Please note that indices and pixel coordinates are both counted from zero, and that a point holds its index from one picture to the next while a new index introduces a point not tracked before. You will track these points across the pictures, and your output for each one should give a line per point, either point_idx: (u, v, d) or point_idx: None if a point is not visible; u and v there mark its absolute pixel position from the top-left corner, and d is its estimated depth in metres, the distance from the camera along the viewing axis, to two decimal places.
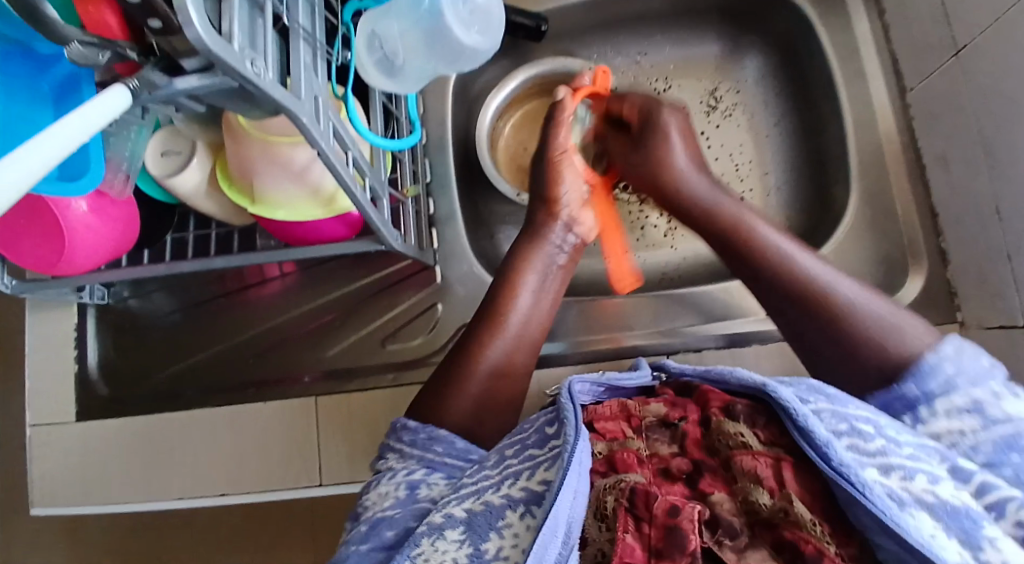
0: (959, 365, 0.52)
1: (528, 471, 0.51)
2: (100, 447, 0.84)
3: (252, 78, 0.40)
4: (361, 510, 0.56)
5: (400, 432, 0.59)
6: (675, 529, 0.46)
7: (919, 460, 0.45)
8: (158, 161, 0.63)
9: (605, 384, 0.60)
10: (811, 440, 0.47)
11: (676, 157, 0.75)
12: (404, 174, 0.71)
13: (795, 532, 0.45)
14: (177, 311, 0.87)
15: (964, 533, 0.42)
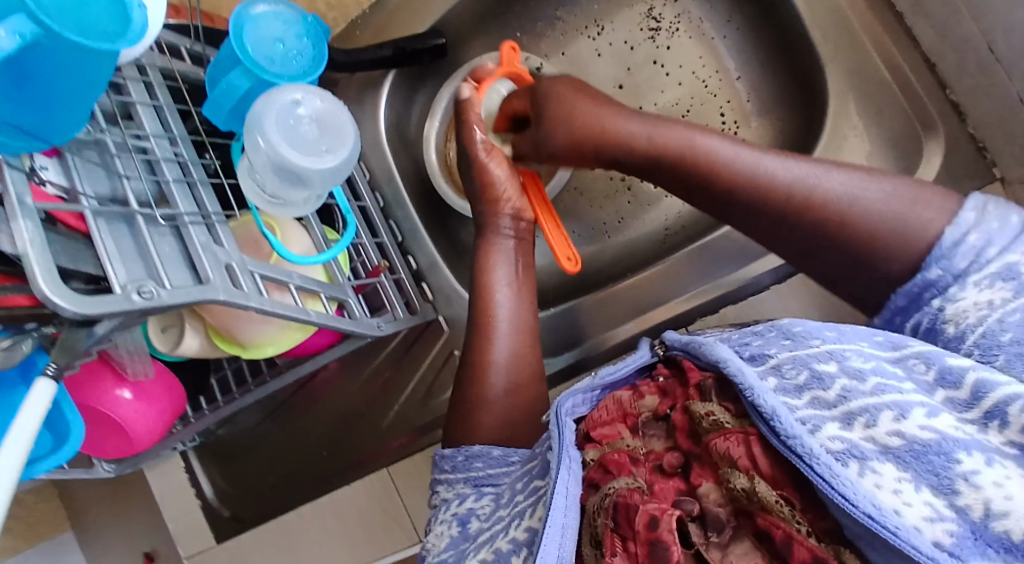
0: (983, 233, 0.49)
1: (531, 508, 0.44)
2: (246, 559, 0.95)
3: (149, 303, 0.44)
4: (423, 554, 0.52)
5: (441, 464, 0.58)
6: (657, 545, 0.36)
7: (886, 393, 0.37)
8: (163, 338, 0.71)
9: (601, 386, 0.51)
10: (759, 410, 0.38)
11: (586, 108, 0.68)
12: (370, 255, 0.74)
13: (765, 518, 0.36)
14: (258, 424, 0.96)
15: (935, 478, 0.33)
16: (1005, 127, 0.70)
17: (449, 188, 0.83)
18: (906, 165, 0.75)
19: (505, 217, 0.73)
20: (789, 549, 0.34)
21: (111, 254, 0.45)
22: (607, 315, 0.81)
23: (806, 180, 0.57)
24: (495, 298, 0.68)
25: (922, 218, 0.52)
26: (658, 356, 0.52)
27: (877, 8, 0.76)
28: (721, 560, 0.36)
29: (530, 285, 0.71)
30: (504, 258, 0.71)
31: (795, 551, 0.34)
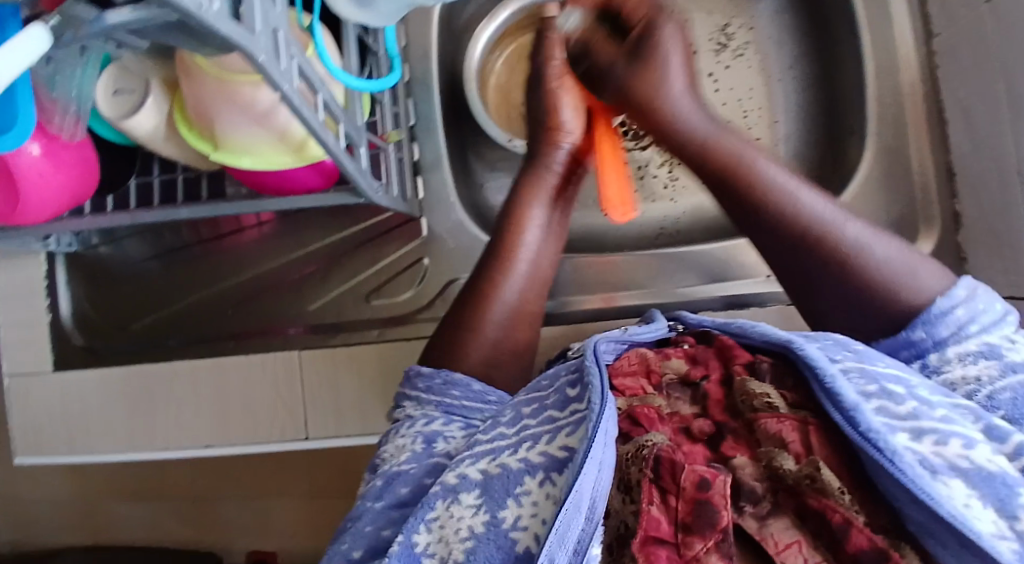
0: (970, 310, 0.50)
1: (548, 435, 0.44)
2: (77, 397, 0.80)
3: (197, 9, 0.34)
4: (379, 462, 0.52)
5: (413, 380, 0.56)
6: (703, 504, 0.38)
7: (953, 423, 0.41)
8: (111, 101, 0.58)
9: (628, 341, 0.53)
10: (836, 403, 0.41)
11: (676, 77, 0.63)
12: (384, 118, 0.68)
13: (819, 500, 0.39)
14: (155, 258, 0.84)
15: (1000, 502, 0.37)
16: (998, 253, 0.69)
17: (477, 97, 0.77)
18: None
19: (560, 151, 0.70)
20: (846, 532, 0.37)
21: None
22: (585, 281, 0.80)
23: (826, 217, 0.55)
24: (528, 226, 0.66)
25: (915, 280, 0.53)
26: (676, 332, 0.56)
27: (927, 102, 0.76)
28: (757, 529, 0.39)
29: (562, 221, 0.69)
30: (542, 189, 0.68)
31: (854, 536, 0.37)
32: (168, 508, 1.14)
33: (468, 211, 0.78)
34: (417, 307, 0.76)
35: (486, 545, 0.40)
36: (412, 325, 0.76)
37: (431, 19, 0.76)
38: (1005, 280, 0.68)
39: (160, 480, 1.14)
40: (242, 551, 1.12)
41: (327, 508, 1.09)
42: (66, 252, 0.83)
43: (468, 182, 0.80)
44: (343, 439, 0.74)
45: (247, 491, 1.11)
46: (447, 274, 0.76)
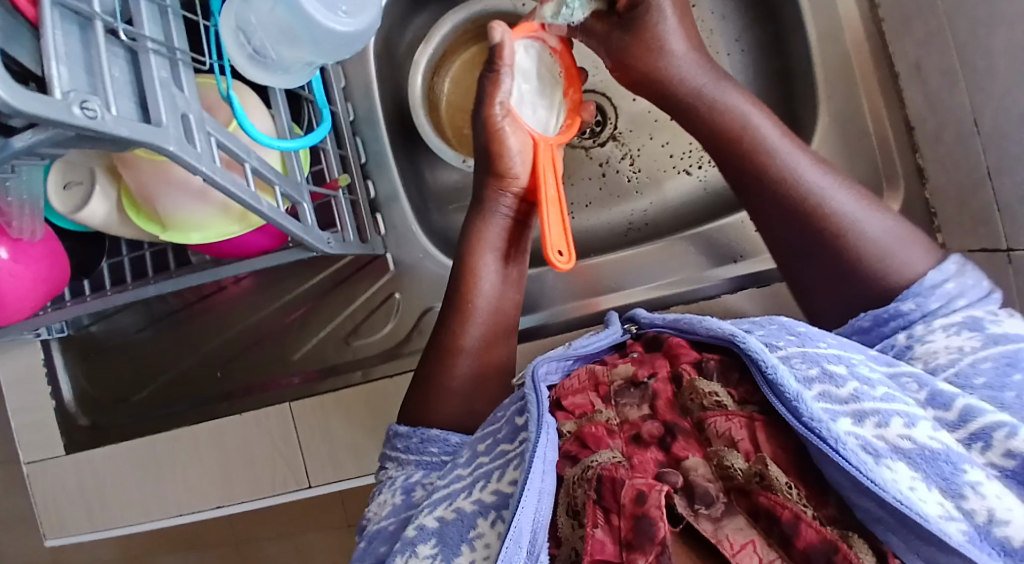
0: (960, 285, 0.51)
1: (498, 471, 0.45)
2: (91, 475, 0.84)
3: (93, 123, 0.36)
4: (365, 523, 0.54)
5: (393, 441, 0.58)
6: (643, 519, 0.37)
7: (895, 401, 0.40)
8: (64, 195, 0.60)
9: (574, 356, 0.52)
10: (779, 394, 0.40)
11: (675, 46, 0.63)
12: (330, 163, 0.70)
13: (768, 497, 0.37)
14: (143, 329, 0.86)
15: (944, 482, 0.37)
16: (964, 205, 0.68)
17: (426, 121, 0.78)
18: None
19: (507, 195, 0.66)
20: (797, 528, 0.36)
21: (58, 52, 0.36)
22: (564, 290, 0.79)
23: (820, 188, 0.56)
24: (483, 273, 0.65)
25: (907, 260, 0.53)
26: (629, 335, 0.55)
27: (877, 59, 0.75)
28: (713, 531, 0.37)
29: (519, 271, 0.67)
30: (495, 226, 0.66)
31: (804, 531, 0.36)
32: (212, 556, 1.17)
33: (431, 239, 0.79)
34: (395, 343, 0.78)
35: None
36: (392, 362, 0.78)
37: (367, 55, 0.77)
38: (974, 231, 0.68)
39: (194, 534, 1.18)
40: None
41: None
42: (59, 337, 0.86)
43: (429, 208, 0.81)
44: (344, 481, 0.78)
45: (284, 529, 1.14)
46: (418, 306, 0.77)
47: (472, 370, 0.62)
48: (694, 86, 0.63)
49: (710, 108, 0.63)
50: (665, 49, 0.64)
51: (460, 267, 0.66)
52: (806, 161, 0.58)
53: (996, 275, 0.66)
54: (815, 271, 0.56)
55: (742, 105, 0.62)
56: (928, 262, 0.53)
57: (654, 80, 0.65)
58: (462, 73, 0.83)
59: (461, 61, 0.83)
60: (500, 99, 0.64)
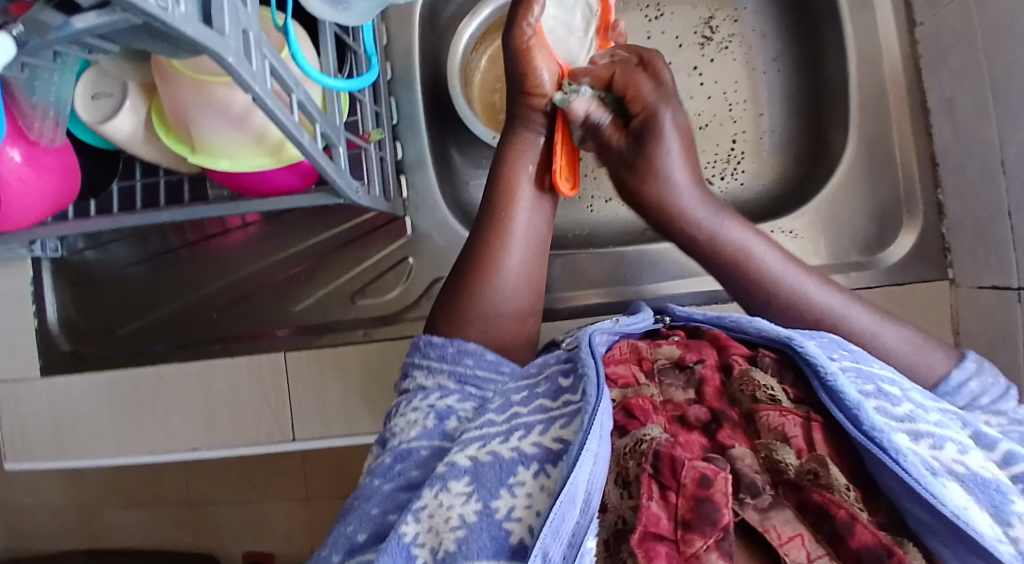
0: (982, 383, 0.52)
1: (541, 426, 0.45)
2: (65, 404, 0.81)
3: (163, 15, 0.34)
4: (388, 434, 0.51)
5: (423, 350, 0.54)
6: (706, 502, 0.39)
7: (947, 430, 0.43)
8: (91, 106, 0.58)
9: (620, 332, 0.53)
10: (838, 401, 0.42)
11: (680, 175, 0.59)
12: (365, 118, 0.68)
13: (824, 495, 0.39)
14: (139, 263, 0.84)
15: (994, 508, 0.38)
16: (980, 242, 0.70)
17: (461, 94, 0.77)
18: (878, 243, 0.76)
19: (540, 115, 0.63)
20: (851, 527, 0.38)
21: None
22: (581, 276, 0.79)
23: (835, 309, 0.55)
24: None
25: (929, 364, 0.53)
26: (663, 324, 0.56)
27: (911, 93, 0.76)
28: (759, 521, 0.39)
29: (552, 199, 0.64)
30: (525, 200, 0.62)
31: (858, 532, 0.37)
32: (165, 513, 1.14)
33: (452, 209, 0.78)
34: (402, 307, 0.77)
35: (479, 534, 0.40)
36: (396, 326, 0.77)
37: (411, 16, 0.76)
38: (987, 269, 0.69)
39: (153, 484, 1.14)
40: (239, 554, 1.12)
41: (321, 509, 1.09)
42: (51, 258, 0.83)
43: (453, 180, 0.80)
44: (331, 439, 0.76)
45: (243, 494, 1.11)
46: (430, 274, 0.77)
47: (504, 332, 0.58)
48: (697, 218, 0.59)
49: (719, 247, 0.58)
50: (661, 160, 0.59)
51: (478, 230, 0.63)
52: (810, 278, 0.56)
53: (1003, 313, 0.67)
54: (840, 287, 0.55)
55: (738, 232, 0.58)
56: (947, 362, 0.53)
57: (661, 212, 0.60)
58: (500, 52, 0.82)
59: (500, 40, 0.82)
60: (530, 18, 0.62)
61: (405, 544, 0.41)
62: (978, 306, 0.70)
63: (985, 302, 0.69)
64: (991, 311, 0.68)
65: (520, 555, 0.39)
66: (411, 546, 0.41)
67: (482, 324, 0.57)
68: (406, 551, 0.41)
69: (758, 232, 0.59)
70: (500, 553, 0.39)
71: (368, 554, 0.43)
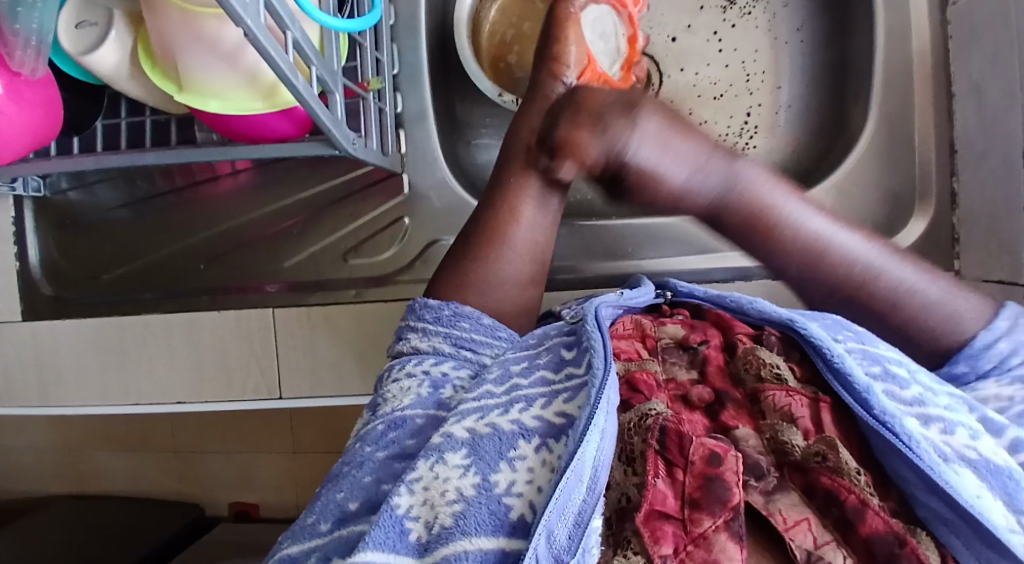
0: (1015, 342, 0.47)
1: (543, 399, 0.43)
2: (45, 348, 0.79)
3: None
4: (378, 402, 0.49)
5: (419, 312, 0.52)
6: (715, 481, 0.38)
7: (958, 413, 0.40)
8: (74, 35, 0.54)
9: (624, 306, 0.51)
10: (847, 383, 0.40)
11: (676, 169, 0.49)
12: (364, 64, 0.65)
13: (832, 479, 0.38)
14: (124, 207, 0.81)
15: (1008, 496, 0.37)
16: (993, 235, 0.67)
17: (468, 47, 0.73)
18: (888, 229, 0.74)
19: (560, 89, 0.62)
20: (861, 513, 0.36)
21: None
22: (584, 245, 0.76)
23: (865, 258, 0.49)
24: None
25: (960, 320, 0.48)
26: (664, 299, 0.54)
27: (936, 75, 0.72)
28: (764, 504, 0.38)
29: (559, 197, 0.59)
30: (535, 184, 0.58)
31: (869, 518, 0.36)
32: (151, 460, 1.13)
33: (453, 167, 0.75)
34: (396, 268, 0.74)
35: (477, 509, 0.38)
36: (389, 286, 0.74)
37: None
38: (998, 262, 0.67)
39: (138, 432, 1.13)
40: (225, 504, 1.11)
41: (307, 464, 1.08)
42: (34, 197, 0.80)
43: (455, 137, 0.77)
44: (318, 399, 0.74)
45: (229, 445, 1.10)
46: (427, 235, 0.74)
47: (503, 298, 0.55)
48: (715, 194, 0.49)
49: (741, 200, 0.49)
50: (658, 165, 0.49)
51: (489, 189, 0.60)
52: (838, 226, 0.49)
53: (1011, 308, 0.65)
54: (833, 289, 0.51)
55: (760, 180, 0.49)
56: (981, 316, 0.48)
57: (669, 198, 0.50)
58: (512, 3, 0.78)
59: None
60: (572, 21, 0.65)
61: (398, 517, 0.39)
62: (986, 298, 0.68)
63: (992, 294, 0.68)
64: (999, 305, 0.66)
65: (522, 532, 0.37)
66: (404, 519, 0.39)
67: (477, 289, 0.55)
68: (398, 524, 0.39)
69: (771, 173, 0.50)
70: (498, 529, 0.37)
71: (360, 524, 0.41)
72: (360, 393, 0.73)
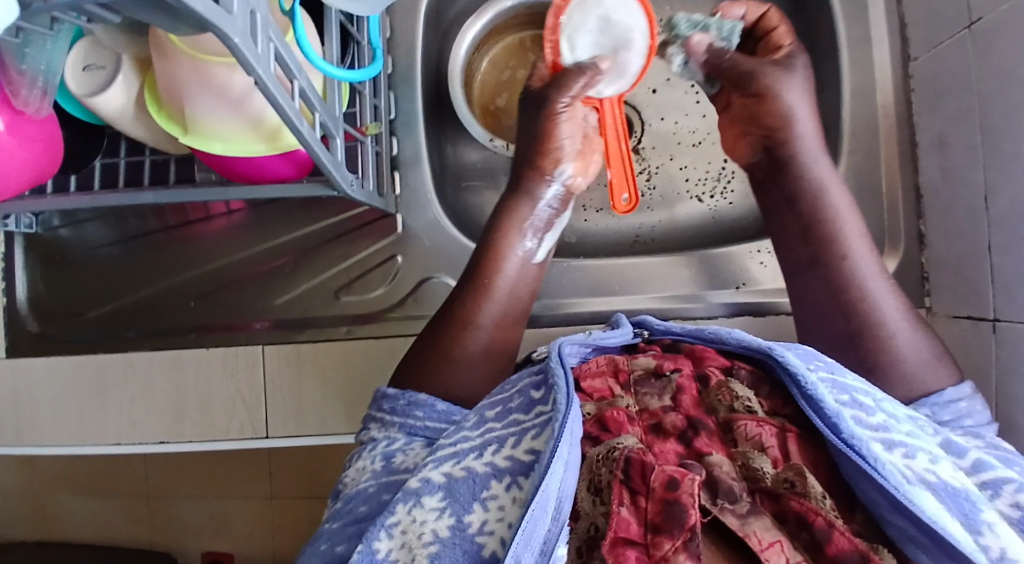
0: (970, 406, 0.53)
1: (513, 438, 0.45)
2: (26, 387, 0.78)
3: None
4: (341, 488, 0.52)
5: (380, 402, 0.55)
6: (673, 504, 0.39)
7: (918, 439, 0.44)
8: (81, 77, 0.56)
9: (592, 345, 0.53)
10: (818, 410, 0.43)
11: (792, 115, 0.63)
12: (364, 110, 0.68)
13: (800, 502, 0.41)
14: (114, 244, 0.81)
15: (965, 516, 0.41)
16: (959, 277, 0.71)
17: (461, 95, 0.76)
18: None
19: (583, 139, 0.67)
20: (828, 534, 0.39)
21: None
22: (569, 284, 0.78)
23: (875, 297, 0.57)
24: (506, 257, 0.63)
25: (932, 377, 0.54)
26: (641, 337, 0.56)
27: (900, 127, 0.77)
28: (739, 525, 0.40)
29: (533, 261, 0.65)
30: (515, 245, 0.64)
31: (835, 538, 0.39)
32: (124, 505, 1.10)
33: (444, 208, 0.77)
34: (388, 305, 0.76)
35: (451, 549, 0.41)
36: (380, 324, 0.75)
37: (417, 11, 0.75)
38: (965, 302, 0.70)
39: (112, 475, 1.11)
40: (198, 551, 1.08)
41: (286, 510, 1.06)
42: (24, 234, 0.81)
43: (447, 179, 0.80)
44: (304, 439, 0.74)
45: (206, 489, 1.08)
46: (418, 274, 0.76)
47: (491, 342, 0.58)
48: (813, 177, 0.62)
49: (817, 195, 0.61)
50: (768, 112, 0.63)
51: (483, 245, 0.64)
52: (878, 270, 0.58)
53: (979, 346, 0.68)
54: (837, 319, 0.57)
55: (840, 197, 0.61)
56: (947, 382, 0.54)
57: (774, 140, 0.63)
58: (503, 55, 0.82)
59: (504, 44, 0.82)
60: (568, 93, 0.65)
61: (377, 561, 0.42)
62: (955, 336, 0.71)
63: (959, 332, 0.71)
64: (967, 343, 0.70)
65: None
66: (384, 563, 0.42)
67: None
68: None
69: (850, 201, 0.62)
70: None
71: None
72: (348, 433, 0.74)
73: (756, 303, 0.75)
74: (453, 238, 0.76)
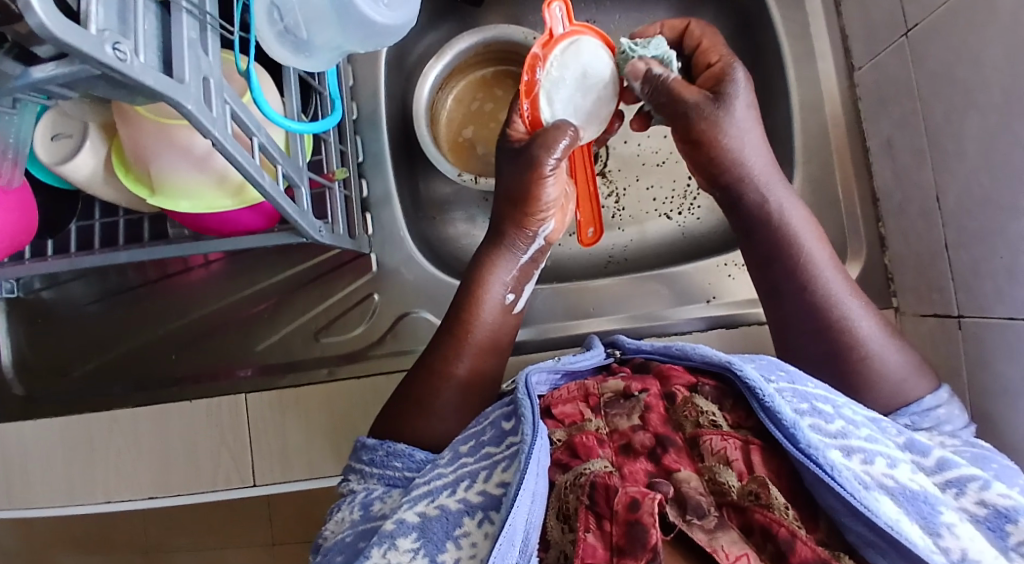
0: (949, 411, 0.57)
1: (485, 472, 0.47)
2: (13, 450, 0.79)
3: (119, 66, 0.35)
4: (321, 542, 0.54)
5: (359, 453, 0.57)
6: (635, 525, 0.40)
7: (877, 442, 0.46)
8: (49, 146, 0.58)
9: (562, 370, 0.55)
10: (776, 420, 0.45)
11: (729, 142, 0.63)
12: (330, 156, 0.70)
13: (764, 514, 0.42)
14: (95, 302, 0.83)
15: (924, 519, 0.42)
16: (920, 275, 0.73)
17: (427, 134, 0.78)
18: None
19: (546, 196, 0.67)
20: (792, 544, 0.40)
21: None
22: (543, 309, 0.80)
23: (850, 317, 0.60)
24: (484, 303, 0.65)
25: (914, 390, 0.58)
26: (613, 358, 0.58)
27: (852, 135, 0.80)
28: (708, 541, 0.41)
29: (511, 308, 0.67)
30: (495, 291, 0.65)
31: (800, 548, 0.40)
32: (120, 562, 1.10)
33: (417, 245, 0.79)
34: (368, 343, 0.77)
35: None
36: (361, 363, 0.77)
37: (378, 57, 0.78)
38: (929, 299, 0.72)
39: (107, 533, 1.10)
40: None
41: (284, 555, 1.06)
42: (7, 298, 0.82)
43: (418, 215, 0.82)
44: (291, 483, 0.75)
45: (203, 543, 1.08)
46: (394, 310, 0.77)
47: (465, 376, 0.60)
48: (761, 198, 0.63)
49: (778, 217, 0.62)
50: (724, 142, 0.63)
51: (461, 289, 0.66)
52: (847, 289, 0.61)
53: (946, 341, 0.70)
54: (813, 341, 0.60)
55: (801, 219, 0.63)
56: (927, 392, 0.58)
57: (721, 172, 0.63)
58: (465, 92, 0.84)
59: (467, 81, 0.84)
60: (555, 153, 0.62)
61: None
62: (922, 333, 0.73)
63: (926, 329, 0.73)
64: (934, 339, 0.71)
65: None
66: None
67: None
68: None
69: (803, 216, 0.63)
70: None
71: None
72: (335, 474, 0.74)
73: (727, 314, 0.77)
74: (426, 273, 0.77)
